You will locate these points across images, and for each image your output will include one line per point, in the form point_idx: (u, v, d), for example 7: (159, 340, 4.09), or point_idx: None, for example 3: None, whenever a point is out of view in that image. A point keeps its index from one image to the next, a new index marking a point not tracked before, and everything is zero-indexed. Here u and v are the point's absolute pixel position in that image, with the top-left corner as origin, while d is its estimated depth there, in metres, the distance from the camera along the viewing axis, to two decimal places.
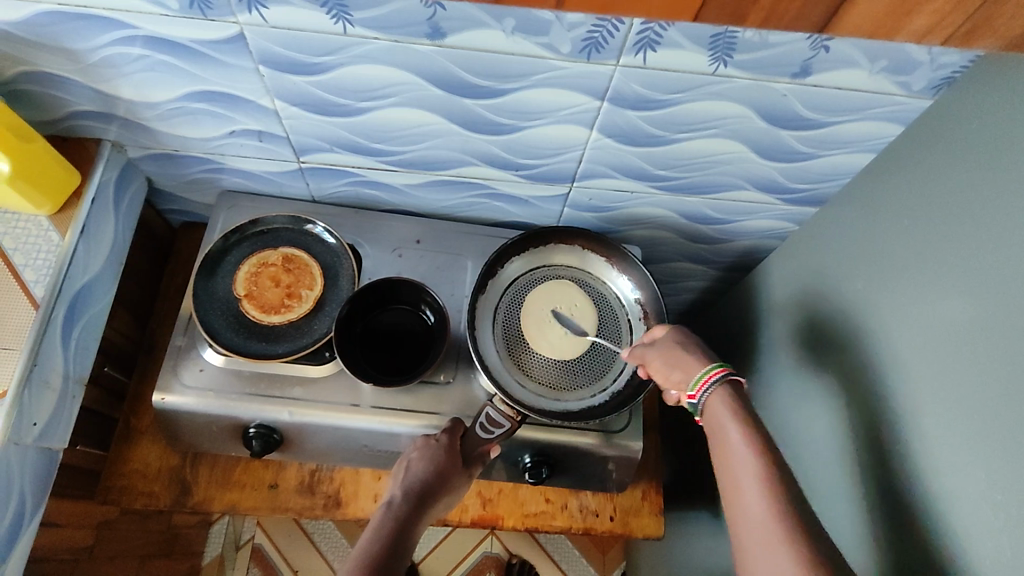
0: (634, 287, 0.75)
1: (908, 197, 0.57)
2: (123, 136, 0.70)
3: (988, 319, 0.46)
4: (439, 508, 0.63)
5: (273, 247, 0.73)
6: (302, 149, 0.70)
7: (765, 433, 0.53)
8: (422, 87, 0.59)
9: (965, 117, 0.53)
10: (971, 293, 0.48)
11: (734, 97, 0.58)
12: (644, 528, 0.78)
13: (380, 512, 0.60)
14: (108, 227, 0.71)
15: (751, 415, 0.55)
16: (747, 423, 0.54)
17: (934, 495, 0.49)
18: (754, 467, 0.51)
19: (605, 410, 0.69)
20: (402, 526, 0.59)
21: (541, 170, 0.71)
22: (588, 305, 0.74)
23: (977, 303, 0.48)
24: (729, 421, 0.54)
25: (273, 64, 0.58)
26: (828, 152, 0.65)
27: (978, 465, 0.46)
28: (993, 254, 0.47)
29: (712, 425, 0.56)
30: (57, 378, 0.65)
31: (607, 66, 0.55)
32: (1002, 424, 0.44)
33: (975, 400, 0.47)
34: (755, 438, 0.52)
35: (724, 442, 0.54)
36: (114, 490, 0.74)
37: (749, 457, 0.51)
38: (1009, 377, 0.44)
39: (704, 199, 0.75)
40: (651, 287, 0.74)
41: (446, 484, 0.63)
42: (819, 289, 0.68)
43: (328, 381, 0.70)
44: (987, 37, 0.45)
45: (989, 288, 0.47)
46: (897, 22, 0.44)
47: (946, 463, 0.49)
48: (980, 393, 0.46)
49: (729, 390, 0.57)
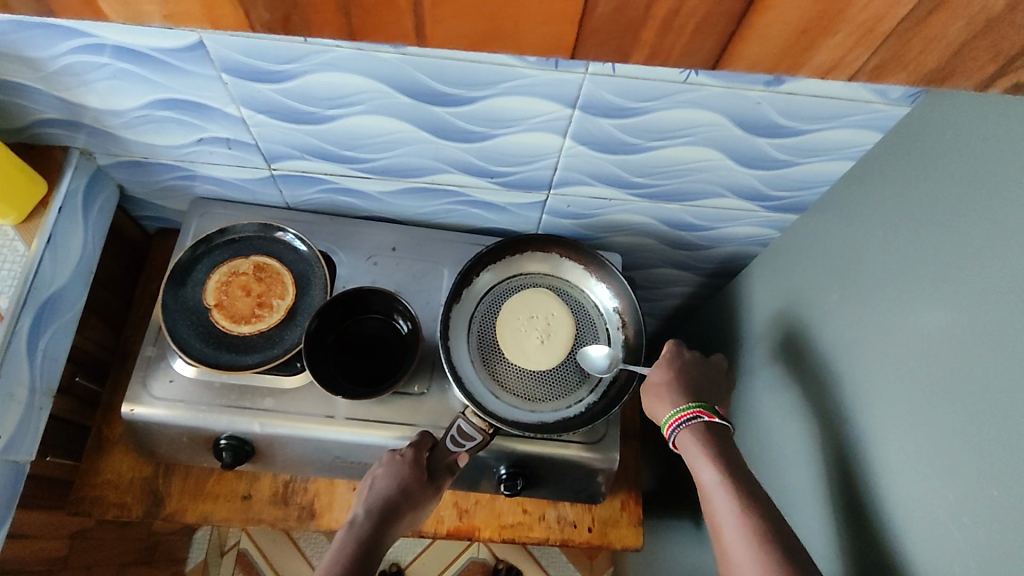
0: (612, 295, 0.74)
1: (885, 208, 0.56)
2: (92, 144, 0.69)
3: (962, 337, 0.45)
4: (404, 524, 0.63)
5: (243, 256, 0.72)
6: (273, 157, 0.69)
7: (733, 467, 0.57)
8: (390, 95, 0.58)
9: (940, 125, 0.51)
10: (946, 309, 0.47)
11: (707, 105, 0.57)
12: (622, 539, 0.77)
13: (344, 532, 0.60)
14: (76, 235, 0.70)
15: (720, 452, 0.58)
16: (722, 465, 0.57)
17: (907, 515, 0.48)
18: (733, 510, 0.54)
19: (580, 422, 0.68)
20: (366, 546, 0.59)
21: (516, 177, 0.70)
22: (564, 314, 0.73)
23: (952, 320, 0.46)
24: (699, 462, 0.58)
25: (236, 73, 0.56)
26: (807, 160, 0.64)
27: (952, 487, 0.45)
28: (971, 269, 0.46)
29: (692, 467, 0.59)
30: (22, 390, 0.64)
31: (576, 74, 0.54)
32: (976, 443, 0.43)
33: (949, 419, 0.45)
34: (732, 481, 0.56)
35: (704, 486, 0.57)
36: (85, 502, 0.73)
37: (728, 497, 0.55)
38: (985, 398, 0.43)
39: (684, 206, 0.74)
40: (629, 295, 0.73)
41: (413, 500, 0.63)
42: (800, 297, 0.67)
43: (299, 392, 0.69)
44: (898, 72, 0.42)
45: (964, 305, 0.45)
46: (796, 58, 0.41)
47: (919, 484, 0.47)
48: (953, 413, 0.45)
49: (705, 431, 0.60)
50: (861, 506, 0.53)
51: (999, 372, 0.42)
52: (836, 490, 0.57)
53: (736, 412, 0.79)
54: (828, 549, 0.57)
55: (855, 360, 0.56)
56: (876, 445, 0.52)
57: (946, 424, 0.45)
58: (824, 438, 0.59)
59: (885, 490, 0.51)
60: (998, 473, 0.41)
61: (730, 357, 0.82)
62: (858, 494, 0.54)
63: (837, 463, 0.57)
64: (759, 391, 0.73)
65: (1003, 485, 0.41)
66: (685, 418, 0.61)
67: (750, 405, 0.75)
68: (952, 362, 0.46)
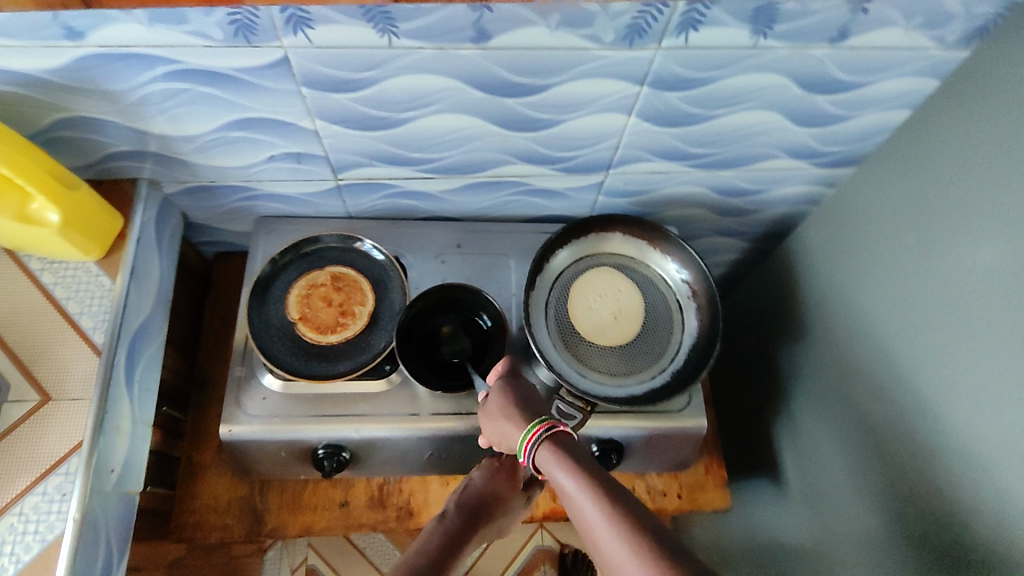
0: (680, 266, 0.75)
1: (953, 150, 0.58)
2: (158, 172, 0.70)
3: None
4: (490, 531, 0.63)
5: (320, 267, 0.73)
6: (341, 166, 0.70)
7: (599, 471, 0.49)
8: (464, 91, 0.59)
9: (1006, 64, 0.54)
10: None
11: (773, 68, 0.59)
12: (712, 502, 0.80)
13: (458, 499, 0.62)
14: (152, 264, 0.71)
15: (581, 459, 0.50)
16: (582, 470, 0.49)
17: (1013, 436, 0.51)
18: (602, 520, 0.45)
19: (668, 390, 0.70)
20: (454, 535, 0.57)
21: (577, 161, 0.72)
22: (634, 290, 0.75)
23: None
24: (559, 469, 0.50)
25: (315, 85, 0.57)
26: (861, 113, 0.66)
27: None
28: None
29: (549, 480, 0.51)
30: (126, 422, 0.65)
31: (648, 50, 0.56)
32: None
33: None
34: (598, 485, 0.47)
35: (569, 501, 0.49)
36: (187, 528, 0.75)
37: (599, 512, 0.46)
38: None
39: (737, 172, 0.76)
40: (697, 264, 0.74)
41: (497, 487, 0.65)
42: (867, 245, 0.69)
43: (389, 395, 0.70)
44: None
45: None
46: None
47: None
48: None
49: (562, 445, 0.52)
50: (963, 436, 0.56)
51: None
52: (932, 422, 0.59)
53: (804, 365, 0.81)
54: (929, 479, 0.60)
55: (940, 297, 0.59)
56: (974, 375, 0.54)
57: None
58: (911, 375, 0.62)
59: (993, 414, 0.53)
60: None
61: (788, 315, 0.85)
62: (957, 423, 0.56)
63: (931, 397, 0.59)
64: (830, 342, 0.75)
65: None
66: (537, 435, 0.53)
67: (820, 357, 0.77)
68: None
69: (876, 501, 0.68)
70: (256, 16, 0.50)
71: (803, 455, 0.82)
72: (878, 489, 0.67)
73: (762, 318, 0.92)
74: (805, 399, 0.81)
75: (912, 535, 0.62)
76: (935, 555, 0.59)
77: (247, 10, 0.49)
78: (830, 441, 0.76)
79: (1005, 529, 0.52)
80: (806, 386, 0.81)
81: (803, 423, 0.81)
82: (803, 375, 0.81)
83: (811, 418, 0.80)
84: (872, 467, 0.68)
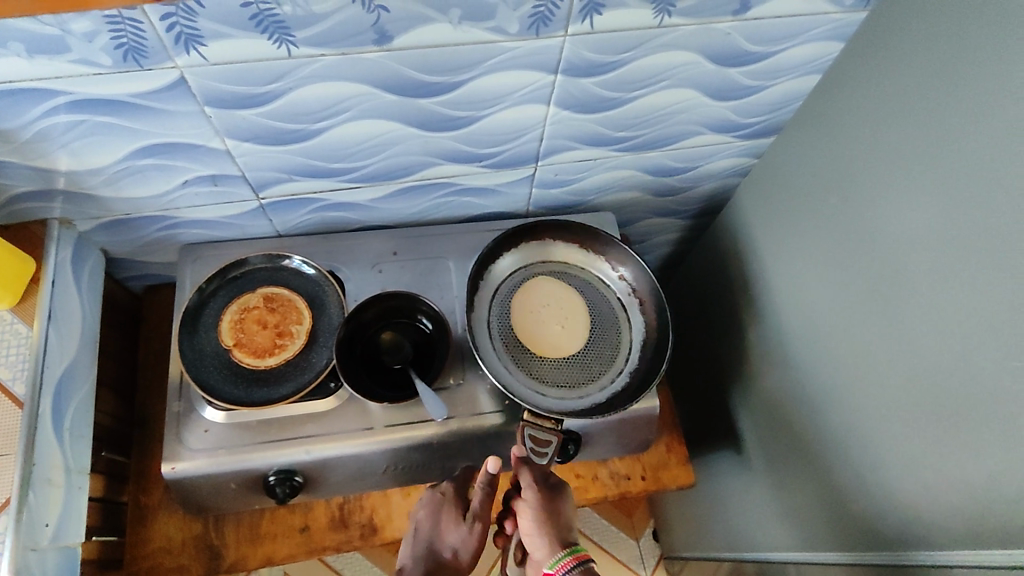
0: (616, 265, 0.76)
1: (863, 112, 0.59)
2: (69, 210, 0.67)
3: (991, 203, 0.47)
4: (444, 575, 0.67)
5: (251, 290, 0.71)
6: (261, 185, 0.68)
7: None
8: (377, 95, 0.58)
9: (902, 21, 0.55)
10: (965, 181, 0.49)
11: (682, 45, 0.59)
12: (676, 479, 0.80)
13: (411, 544, 0.65)
14: (75, 307, 0.67)
15: None
16: None
17: (953, 387, 0.51)
18: None
19: (629, 392, 0.70)
20: None
21: (503, 156, 0.71)
22: (578, 297, 0.75)
23: (977, 189, 0.48)
24: None
25: (218, 104, 0.55)
26: (773, 82, 0.67)
27: (998, 343, 0.47)
28: (980, 137, 0.48)
29: None
30: (59, 473, 0.61)
31: (556, 38, 0.55)
32: (1007, 301, 0.46)
33: (979, 289, 0.48)
34: None
35: None
36: (141, 574, 0.72)
37: None
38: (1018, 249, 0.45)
39: (664, 151, 0.77)
40: (636, 262, 0.75)
41: (465, 537, 0.65)
42: (795, 210, 0.70)
43: (338, 412, 0.68)
44: None
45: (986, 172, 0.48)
46: None
47: (968, 353, 0.50)
48: (990, 274, 0.47)
49: None
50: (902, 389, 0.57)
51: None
52: (872, 378, 0.60)
53: (750, 335, 0.82)
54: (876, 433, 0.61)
55: (873, 257, 0.59)
56: (913, 332, 0.55)
57: (986, 285, 0.48)
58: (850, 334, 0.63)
59: (933, 369, 0.53)
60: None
61: (730, 287, 0.86)
62: (895, 376, 0.57)
63: (871, 354, 0.60)
64: (773, 309, 0.76)
65: None
66: None
67: (764, 324, 0.78)
68: (976, 227, 0.48)
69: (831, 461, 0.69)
70: (142, 36, 0.47)
71: (760, 423, 0.83)
72: (830, 450, 0.69)
73: (707, 293, 0.93)
74: (755, 368, 0.82)
75: (865, 491, 0.63)
76: (888, 506, 0.60)
77: (132, 31, 0.47)
78: (783, 406, 0.77)
79: (945, 473, 0.53)
80: (754, 354, 0.82)
81: (756, 392, 0.82)
82: (750, 344, 0.82)
83: (762, 386, 0.81)
84: (821, 428, 0.69)
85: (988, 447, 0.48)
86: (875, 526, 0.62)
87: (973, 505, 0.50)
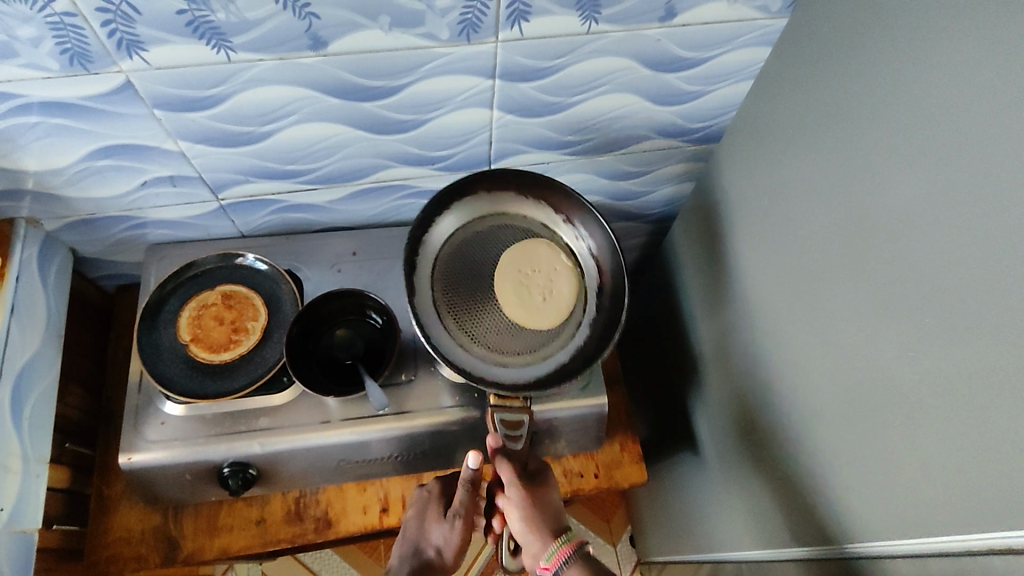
0: (561, 215, 0.73)
1: (792, 114, 0.61)
2: (37, 210, 0.70)
3: (901, 197, 0.48)
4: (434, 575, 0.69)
5: (209, 288, 0.74)
6: (219, 186, 0.71)
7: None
8: (320, 99, 0.60)
9: (821, 27, 0.57)
10: (879, 177, 0.50)
11: (614, 51, 0.62)
12: (628, 477, 0.81)
13: (399, 546, 0.68)
14: (39, 302, 0.70)
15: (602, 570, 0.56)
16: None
17: (888, 385, 0.50)
18: None
19: (594, 344, 0.69)
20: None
21: (454, 159, 0.73)
22: (527, 245, 0.72)
23: (889, 185, 0.49)
24: None
25: (167, 106, 0.58)
26: (712, 87, 0.70)
27: (931, 340, 0.45)
28: (890, 133, 0.49)
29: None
30: (15, 461, 0.64)
31: (488, 44, 0.58)
32: (940, 296, 0.45)
33: (917, 282, 0.47)
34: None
35: None
36: (100, 563, 0.74)
37: None
38: (927, 243, 0.46)
39: (617, 156, 0.78)
40: (588, 211, 0.72)
41: (447, 536, 0.67)
42: (738, 212, 0.72)
43: (291, 407, 0.70)
44: None
45: (895, 167, 0.49)
46: None
47: (907, 349, 0.48)
48: (902, 268, 0.48)
49: (584, 560, 0.57)
50: (832, 385, 0.57)
51: (932, 217, 0.45)
52: (806, 376, 0.61)
53: (704, 336, 0.83)
54: (810, 430, 0.61)
55: (809, 253, 0.59)
56: (847, 329, 0.54)
57: (918, 277, 0.46)
58: (787, 332, 0.64)
59: (875, 366, 0.51)
60: (947, 309, 0.44)
61: (687, 289, 0.87)
62: (826, 373, 0.58)
63: (806, 352, 0.61)
64: (723, 310, 0.77)
65: (977, 329, 0.42)
66: (562, 558, 0.57)
67: (716, 326, 0.80)
68: (909, 218, 0.47)
69: (775, 460, 0.69)
70: (86, 42, 0.50)
71: (716, 424, 0.83)
72: (774, 449, 0.69)
73: (668, 297, 0.94)
74: (709, 368, 0.83)
75: (805, 491, 0.63)
76: (823, 505, 0.60)
77: (75, 37, 0.50)
78: (733, 406, 0.78)
79: (869, 466, 0.53)
80: (709, 355, 0.83)
81: (712, 393, 0.83)
82: (705, 346, 0.83)
83: (716, 387, 0.82)
84: (766, 427, 0.70)
85: (916, 446, 0.48)
86: (812, 526, 0.62)
87: (903, 503, 0.50)
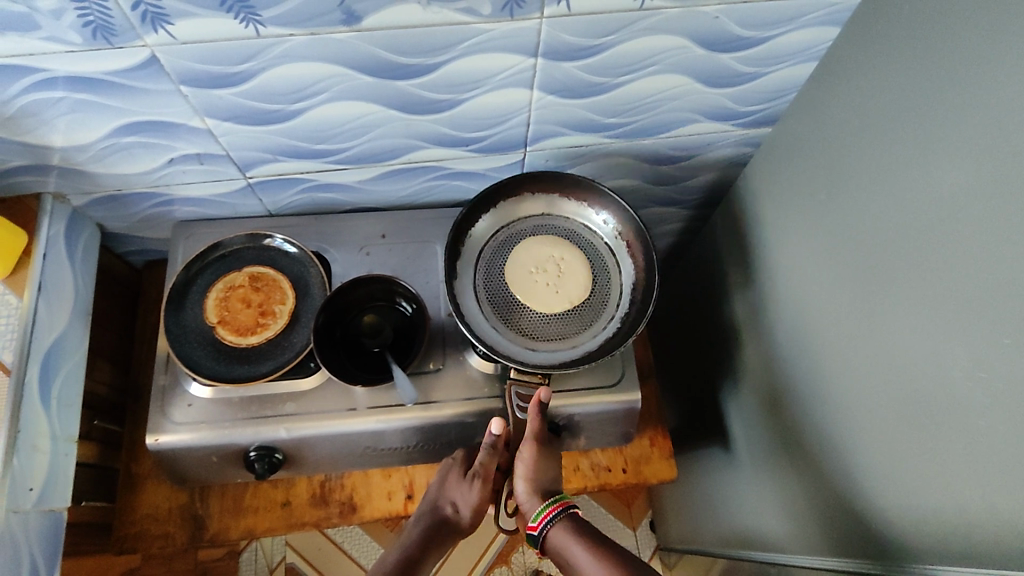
0: (606, 215, 0.71)
1: (857, 100, 0.56)
2: (64, 186, 0.69)
3: (974, 193, 0.44)
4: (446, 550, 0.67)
5: (237, 269, 0.73)
6: (247, 164, 0.68)
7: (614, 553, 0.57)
8: (353, 77, 0.57)
9: (896, 8, 0.52)
10: (950, 175, 0.46)
11: (666, 29, 0.57)
12: (658, 474, 0.78)
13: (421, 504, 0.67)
14: (66, 280, 0.69)
15: (595, 539, 0.58)
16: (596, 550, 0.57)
17: (942, 389, 0.47)
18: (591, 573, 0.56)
19: (620, 337, 0.66)
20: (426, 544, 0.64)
21: (490, 141, 0.70)
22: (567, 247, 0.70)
23: (961, 184, 0.45)
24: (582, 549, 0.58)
25: (193, 82, 0.56)
26: (769, 70, 0.65)
27: (999, 346, 0.42)
28: (967, 127, 0.45)
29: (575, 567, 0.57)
30: (44, 439, 0.64)
31: (532, 20, 0.54)
32: (1012, 301, 0.41)
33: (983, 284, 0.43)
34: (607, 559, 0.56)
35: None
36: (127, 539, 0.74)
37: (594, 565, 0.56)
38: (998, 244, 0.42)
39: (659, 139, 0.74)
40: (629, 214, 0.69)
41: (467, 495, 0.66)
42: (788, 203, 0.67)
43: (318, 392, 0.68)
44: None
45: (971, 163, 0.44)
46: None
47: (968, 354, 0.44)
48: (967, 272, 0.44)
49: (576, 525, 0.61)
50: (880, 394, 0.54)
51: (1016, 228, 0.41)
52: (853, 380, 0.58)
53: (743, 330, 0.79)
54: (856, 438, 0.58)
55: (865, 250, 0.55)
56: (900, 330, 0.51)
57: (986, 277, 0.43)
58: (834, 334, 0.60)
59: (926, 368, 0.48)
60: None
61: (727, 280, 0.83)
62: (875, 380, 0.54)
63: (856, 357, 0.57)
64: (765, 303, 0.73)
65: None
66: (551, 514, 0.61)
67: (757, 321, 0.76)
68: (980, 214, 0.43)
69: (814, 465, 0.66)
70: (109, 15, 0.48)
71: (749, 421, 0.81)
72: (814, 453, 0.66)
73: (705, 286, 0.91)
74: (747, 364, 0.79)
75: (847, 499, 0.60)
76: (865, 515, 0.57)
77: (98, 9, 0.47)
78: (769, 406, 0.75)
79: (912, 476, 0.50)
80: (747, 350, 0.79)
81: (748, 389, 0.80)
82: (743, 340, 0.80)
83: (753, 383, 0.78)
84: (807, 431, 0.67)
85: (973, 457, 0.45)
86: (850, 535, 0.59)
87: (954, 517, 0.46)
